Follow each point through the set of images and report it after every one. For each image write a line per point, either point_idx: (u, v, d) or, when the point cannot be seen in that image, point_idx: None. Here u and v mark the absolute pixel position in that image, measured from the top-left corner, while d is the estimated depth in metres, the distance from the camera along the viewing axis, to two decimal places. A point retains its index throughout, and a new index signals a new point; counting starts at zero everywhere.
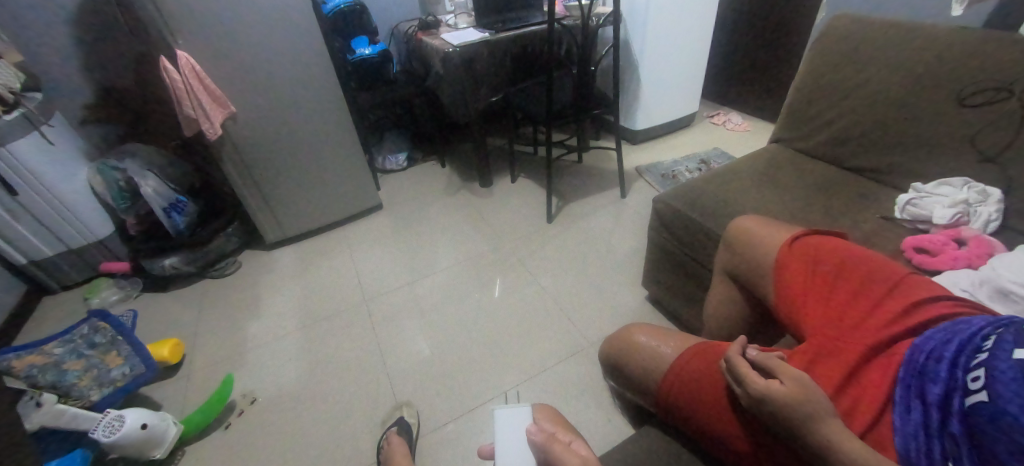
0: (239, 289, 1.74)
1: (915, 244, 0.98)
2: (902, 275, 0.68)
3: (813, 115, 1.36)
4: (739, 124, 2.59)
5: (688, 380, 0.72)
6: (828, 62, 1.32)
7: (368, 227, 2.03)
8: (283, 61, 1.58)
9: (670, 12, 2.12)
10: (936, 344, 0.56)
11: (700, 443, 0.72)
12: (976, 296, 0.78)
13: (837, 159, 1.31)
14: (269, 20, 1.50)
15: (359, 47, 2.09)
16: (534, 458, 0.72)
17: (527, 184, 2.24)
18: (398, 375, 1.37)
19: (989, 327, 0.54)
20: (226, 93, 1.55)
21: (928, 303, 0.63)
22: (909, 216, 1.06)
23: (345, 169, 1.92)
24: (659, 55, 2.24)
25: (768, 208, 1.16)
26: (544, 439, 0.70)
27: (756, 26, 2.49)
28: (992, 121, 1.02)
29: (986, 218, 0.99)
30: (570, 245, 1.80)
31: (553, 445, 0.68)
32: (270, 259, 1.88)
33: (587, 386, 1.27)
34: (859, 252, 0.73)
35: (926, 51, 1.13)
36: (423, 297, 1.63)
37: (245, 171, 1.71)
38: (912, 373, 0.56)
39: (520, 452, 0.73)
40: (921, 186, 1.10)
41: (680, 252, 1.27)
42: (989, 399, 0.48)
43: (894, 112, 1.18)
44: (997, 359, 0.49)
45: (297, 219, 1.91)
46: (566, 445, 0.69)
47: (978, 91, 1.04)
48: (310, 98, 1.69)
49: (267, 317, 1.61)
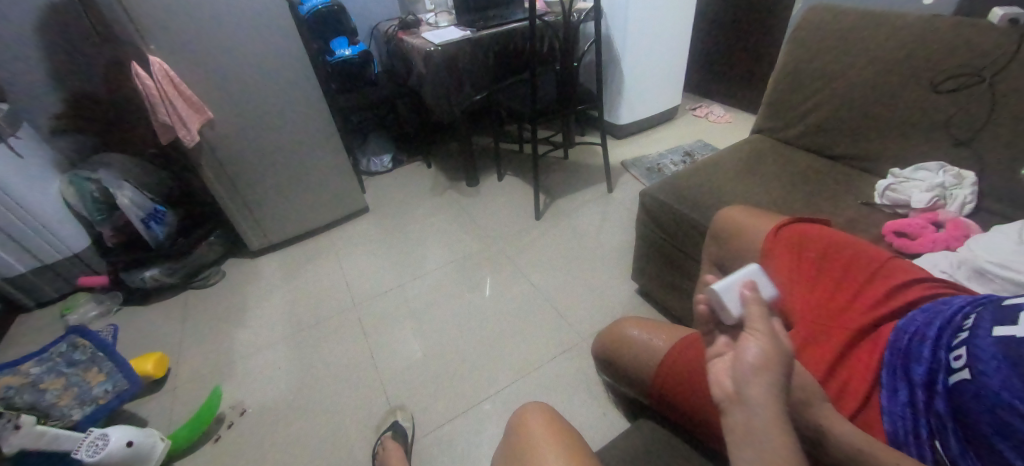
0: (224, 299, 1.71)
1: (894, 228, 1.00)
2: (885, 259, 0.69)
3: (792, 105, 1.38)
4: (721, 116, 2.62)
5: (680, 371, 0.72)
6: (806, 53, 1.33)
7: (355, 231, 2.00)
8: (261, 64, 1.55)
9: (649, 7, 2.14)
10: (918, 325, 0.57)
11: (695, 433, 0.72)
12: (955, 277, 0.81)
13: (818, 147, 1.33)
14: (245, 22, 1.47)
15: (339, 48, 2.08)
16: (729, 319, 0.56)
17: (514, 182, 2.24)
18: (390, 379, 1.36)
19: (969, 306, 0.56)
20: (202, 99, 1.51)
21: (910, 285, 0.64)
22: (888, 201, 1.08)
23: (330, 172, 1.89)
24: (640, 50, 2.26)
25: (752, 198, 1.17)
26: (741, 308, 0.54)
27: (734, 19, 2.53)
28: (964, 105, 1.05)
29: (961, 200, 1.01)
30: (559, 241, 1.81)
31: (748, 307, 0.54)
32: (255, 267, 1.85)
33: (580, 382, 1.28)
34: (842, 238, 0.74)
35: (900, 38, 1.15)
36: (414, 298, 1.62)
37: (225, 177, 1.67)
38: (896, 355, 0.57)
39: (734, 291, 0.56)
40: (899, 172, 1.12)
41: (668, 244, 1.28)
42: (971, 376, 0.48)
43: (871, 99, 1.20)
44: (978, 336, 0.50)
45: (280, 226, 1.88)
46: (767, 322, 0.52)
47: (950, 77, 1.07)
48: (290, 101, 1.67)
49: (255, 326, 1.58)
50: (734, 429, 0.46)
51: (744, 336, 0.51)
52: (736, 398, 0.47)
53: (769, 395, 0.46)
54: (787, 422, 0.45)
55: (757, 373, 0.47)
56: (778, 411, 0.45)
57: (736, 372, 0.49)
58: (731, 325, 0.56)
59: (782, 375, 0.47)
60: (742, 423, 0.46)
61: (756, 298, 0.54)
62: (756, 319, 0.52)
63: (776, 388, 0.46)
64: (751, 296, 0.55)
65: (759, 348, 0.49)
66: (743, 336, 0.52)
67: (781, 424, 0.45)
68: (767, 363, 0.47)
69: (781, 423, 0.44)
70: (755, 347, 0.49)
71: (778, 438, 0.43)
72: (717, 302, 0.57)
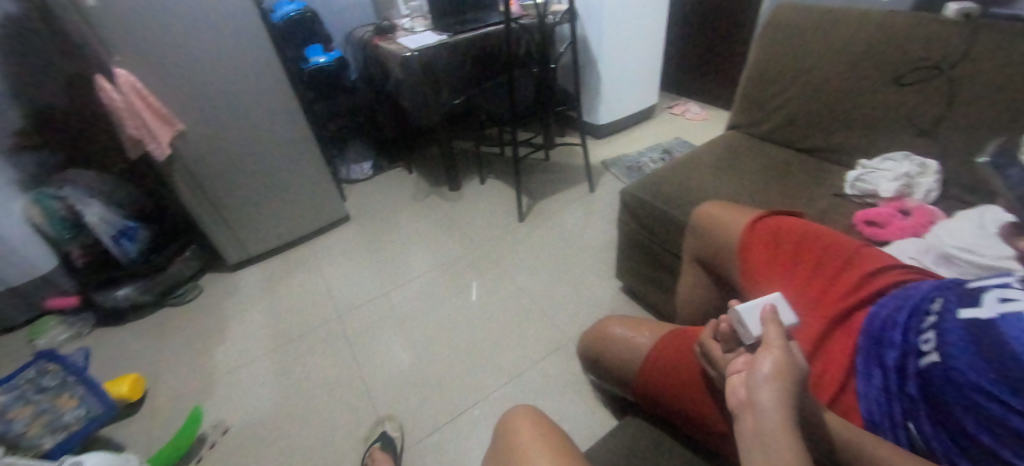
0: (203, 315, 1.67)
1: (865, 218, 1.04)
2: (855, 247, 0.71)
3: (764, 101, 1.41)
4: (698, 113, 2.67)
5: (664, 368, 0.73)
6: (775, 50, 1.36)
7: (338, 240, 1.98)
8: (233, 74, 1.52)
9: (623, 8, 2.17)
10: (889, 312, 0.59)
11: (682, 428, 0.72)
12: (923, 262, 0.84)
13: (790, 141, 1.36)
14: (215, 32, 1.44)
15: (314, 56, 2.05)
16: (749, 338, 0.57)
17: (496, 185, 2.24)
18: (377, 388, 1.34)
19: (935, 289, 0.58)
20: (172, 111, 1.47)
21: (880, 272, 0.66)
22: (859, 191, 1.12)
23: (309, 181, 1.86)
24: (616, 51, 2.28)
25: (728, 193, 1.19)
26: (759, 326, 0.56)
27: (706, 18, 2.58)
28: (924, 98, 1.09)
29: (926, 188, 1.05)
30: (543, 242, 1.81)
31: (767, 327, 0.55)
32: (234, 281, 1.81)
33: (568, 382, 1.28)
34: (815, 229, 0.76)
35: (862, 33, 1.19)
36: (400, 305, 1.61)
37: (200, 190, 1.63)
38: (870, 340, 0.59)
39: (756, 313, 0.58)
40: (867, 162, 1.16)
41: (649, 241, 1.29)
42: (940, 359, 0.50)
43: (837, 94, 1.24)
44: (946, 320, 0.52)
45: (259, 238, 1.84)
46: (785, 340, 0.53)
47: (911, 71, 1.11)
48: (266, 111, 1.64)
49: (236, 341, 1.55)
50: (747, 433, 0.48)
51: (760, 350, 0.53)
52: (749, 404, 0.50)
53: (779, 400, 0.47)
54: (798, 431, 0.46)
55: (769, 382, 0.49)
56: (789, 418, 0.46)
57: (750, 381, 0.51)
58: (751, 344, 0.57)
59: (794, 386, 0.49)
60: (753, 428, 0.48)
61: (775, 317, 0.55)
62: (774, 335, 0.53)
63: (788, 397, 0.48)
64: (772, 316, 0.56)
65: (773, 360, 0.50)
66: (760, 351, 0.53)
67: (791, 430, 0.46)
68: (779, 374, 0.49)
69: (791, 430, 0.46)
70: (769, 360, 0.50)
71: (785, 441, 0.45)
72: (737, 321, 0.58)
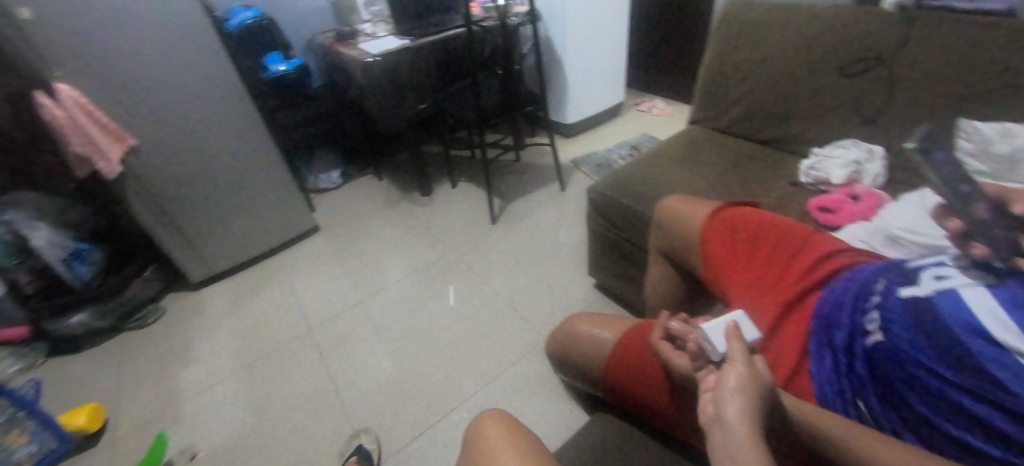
0: (166, 337, 1.60)
1: (818, 204, 1.08)
2: (808, 234, 0.74)
3: (722, 95, 1.45)
4: (664, 109, 2.72)
5: (628, 366, 0.74)
6: (730, 45, 1.40)
7: (307, 251, 1.93)
8: (186, 86, 1.46)
9: (585, 8, 2.19)
10: (837, 294, 0.62)
11: (651, 421, 0.74)
12: (872, 245, 0.88)
13: (748, 133, 1.41)
14: (164, 43, 1.38)
15: (273, 64, 1.99)
16: (715, 355, 0.56)
17: (467, 188, 2.23)
18: (352, 401, 1.31)
19: (879, 271, 0.61)
20: (121, 126, 1.41)
21: (830, 256, 0.69)
22: (812, 179, 1.16)
23: (273, 193, 1.81)
24: (580, 50, 2.31)
25: (691, 186, 1.22)
26: (724, 342, 0.55)
27: (667, 15, 2.63)
28: (867, 88, 1.14)
29: (873, 174, 1.10)
30: (516, 243, 1.82)
31: (730, 343, 0.54)
32: (199, 299, 1.74)
33: (545, 381, 1.29)
34: (769, 218, 0.78)
35: (807, 27, 1.23)
36: (375, 314, 1.58)
37: (157, 208, 1.56)
38: (821, 323, 0.61)
39: (720, 331, 0.57)
40: (819, 151, 1.21)
41: (618, 237, 1.31)
42: (883, 338, 0.54)
43: (788, 86, 1.28)
44: (888, 301, 0.56)
45: (223, 254, 1.78)
46: (749, 355, 0.53)
47: (854, 62, 1.16)
48: (224, 123, 1.58)
49: (202, 362, 1.49)
50: (715, 449, 0.47)
51: (725, 366, 0.53)
52: (716, 418, 0.49)
53: (744, 414, 0.47)
54: (765, 442, 0.45)
55: (734, 397, 0.49)
56: (755, 431, 0.46)
57: (716, 396, 0.51)
58: (718, 361, 0.56)
59: (758, 398, 0.48)
60: (721, 442, 0.47)
61: (739, 332, 0.55)
62: (737, 350, 0.53)
63: (752, 408, 0.48)
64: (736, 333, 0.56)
65: (737, 376, 0.50)
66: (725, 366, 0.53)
67: (759, 442, 0.45)
68: (744, 388, 0.49)
69: (757, 442, 0.45)
70: (734, 376, 0.50)
71: (754, 455, 0.44)
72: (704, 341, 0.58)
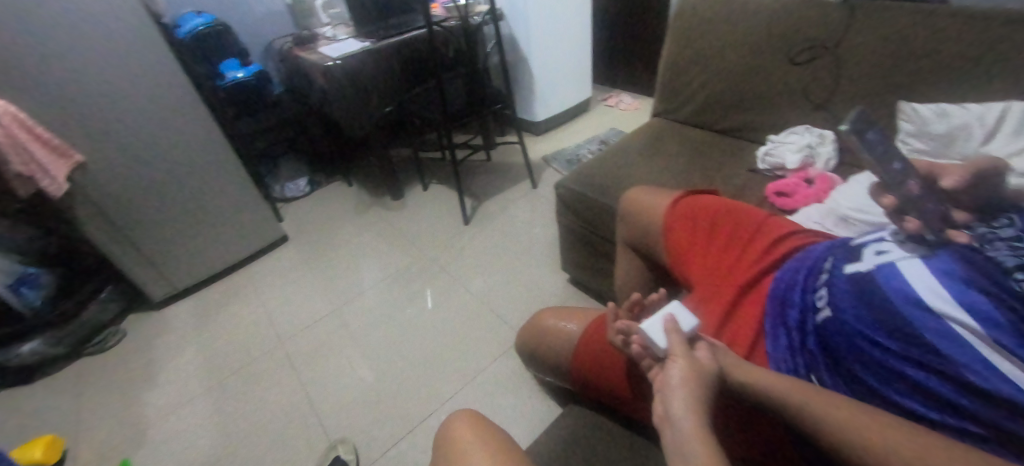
0: (127, 361, 1.52)
1: (775, 189, 1.12)
2: (763, 217, 0.78)
3: (681, 87, 1.48)
4: (630, 104, 2.76)
5: (592, 359, 0.76)
6: (686, 37, 1.43)
7: (276, 262, 1.88)
8: (135, 97, 1.39)
9: (547, 6, 2.20)
10: (790, 274, 0.66)
11: (617, 409, 0.76)
12: (825, 226, 0.91)
13: (707, 124, 1.44)
14: (107, 53, 1.31)
15: (230, 71, 1.92)
16: (659, 350, 0.59)
17: (439, 190, 2.21)
18: (328, 413, 1.28)
19: (827, 250, 0.65)
20: (67, 142, 1.32)
21: (783, 239, 0.73)
22: (769, 165, 1.20)
23: (237, 205, 1.75)
24: (544, 48, 2.32)
25: (656, 178, 1.24)
26: (665, 336, 0.58)
27: (628, 11, 2.67)
28: (814, 76, 1.19)
29: (825, 157, 1.15)
30: (490, 242, 1.81)
31: (669, 338, 0.57)
32: (162, 319, 1.67)
33: (523, 378, 1.29)
34: (727, 204, 0.81)
35: (759, 19, 1.27)
36: (351, 323, 1.55)
37: (111, 226, 1.48)
38: (775, 303, 0.64)
39: (658, 325, 0.60)
40: (774, 137, 1.25)
41: (587, 232, 1.32)
42: (831, 314, 0.57)
43: (743, 76, 1.32)
44: (834, 278, 0.60)
45: (185, 270, 1.71)
46: (688, 348, 0.56)
47: (802, 50, 1.20)
48: (179, 134, 1.51)
49: (168, 384, 1.43)
50: (667, 447, 0.50)
51: (668, 362, 0.56)
52: (665, 418, 0.52)
53: (689, 409, 0.50)
54: (711, 433, 0.48)
55: (677, 393, 0.52)
56: (700, 423, 0.49)
57: (663, 393, 0.54)
58: (660, 356, 0.59)
59: (700, 391, 0.52)
60: (671, 438, 0.50)
61: (676, 326, 0.58)
62: (676, 346, 0.56)
63: (696, 402, 0.51)
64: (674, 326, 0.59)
65: (678, 371, 0.53)
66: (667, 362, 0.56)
67: (704, 434, 0.48)
68: (686, 384, 0.52)
69: (704, 432, 0.48)
70: (676, 371, 0.53)
71: (701, 449, 0.47)
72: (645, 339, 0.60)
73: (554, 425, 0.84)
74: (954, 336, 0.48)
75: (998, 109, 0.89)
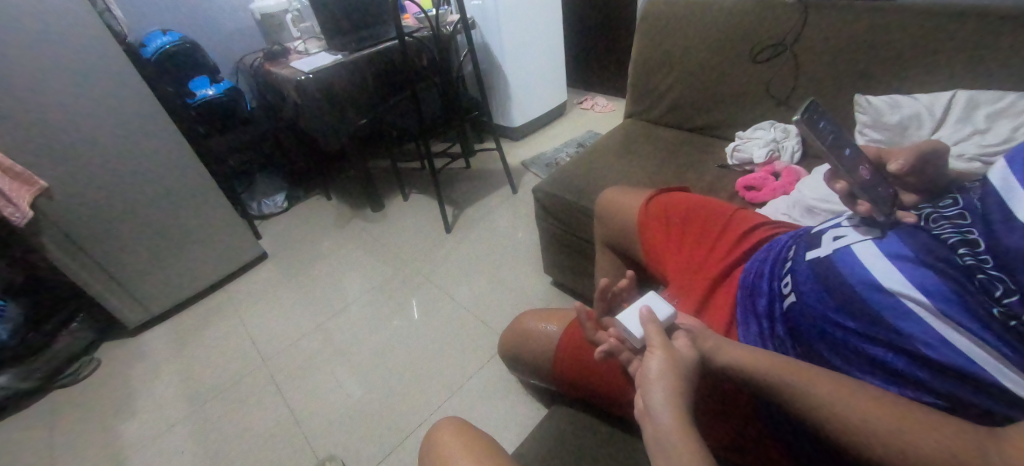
0: (102, 391, 1.47)
1: (745, 184, 1.16)
2: (732, 211, 0.81)
3: (651, 88, 1.51)
4: (606, 106, 2.81)
5: (574, 357, 0.77)
6: (654, 40, 1.46)
7: (256, 281, 1.84)
8: (101, 120, 1.36)
9: (518, 14, 2.23)
10: (758, 265, 0.70)
11: (600, 405, 0.78)
12: (793, 216, 0.95)
13: (678, 123, 1.48)
14: (69, 76, 1.27)
15: (200, 88, 1.88)
16: (635, 341, 0.60)
17: (419, 200, 2.21)
18: (315, 432, 1.26)
19: (791, 240, 0.70)
20: (31, 169, 1.27)
21: (751, 231, 0.77)
22: (738, 161, 1.24)
23: (212, 225, 1.71)
24: (517, 55, 2.34)
25: (631, 178, 1.27)
26: (641, 328, 0.59)
27: (599, 16, 2.71)
28: (777, 73, 1.24)
29: (790, 151, 1.20)
30: (472, 249, 1.82)
31: (646, 329, 0.58)
32: (137, 346, 1.62)
33: (512, 382, 1.30)
34: (698, 198, 0.84)
35: (722, 19, 1.30)
36: (336, 338, 1.53)
37: (80, 253, 1.44)
38: (746, 293, 0.69)
39: (634, 316, 0.61)
40: (742, 133, 1.30)
41: (567, 234, 1.34)
42: (796, 299, 0.61)
43: (710, 75, 1.36)
44: (797, 266, 0.64)
45: (160, 294, 1.66)
46: (665, 338, 0.57)
47: (764, 49, 1.24)
48: (148, 156, 1.48)
49: (146, 413, 1.39)
50: (649, 440, 0.51)
51: (646, 353, 0.56)
52: (645, 411, 0.53)
53: (668, 401, 0.51)
54: (690, 423, 0.50)
55: (656, 385, 0.53)
56: (678, 414, 0.50)
57: (642, 385, 0.54)
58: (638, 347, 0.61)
59: (679, 381, 0.53)
60: (652, 431, 0.51)
61: (652, 317, 0.59)
62: (653, 337, 0.57)
63: (674, 393, 0.52)
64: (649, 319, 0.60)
65: (656, 362, 0.54)
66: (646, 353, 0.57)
67: (683, 425, 0.49)
68: (664, 375, 0.53)
69: (682, 424, 0.49)
70: (654, 363, 0.54)
71: (682, 440, 0.48)
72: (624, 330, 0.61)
73: (543, 426, 0.85)
74: (910, 314, 0.52)
75: (946, 97, 0.97)
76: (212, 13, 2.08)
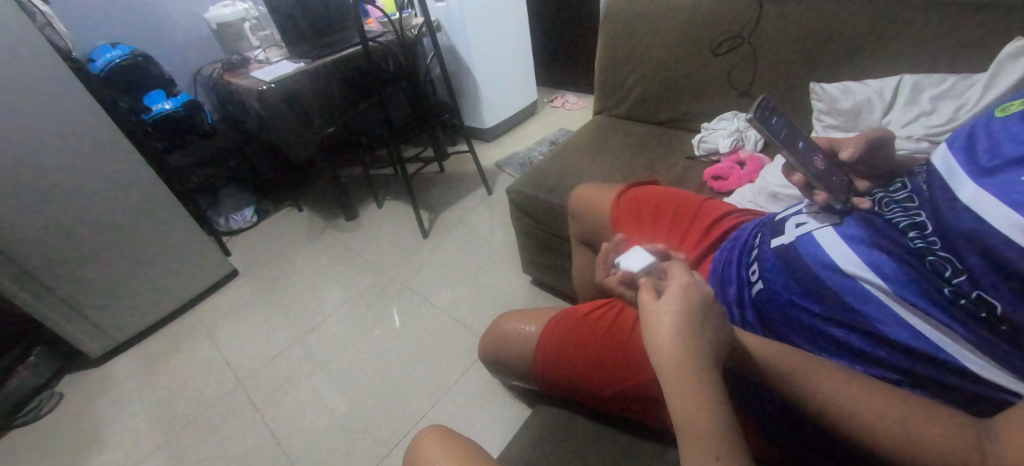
0: (66, 427, 1.40)
1: (712, 174, 1.20)
2: (700, 202, 0.84)
3: (618, 84, 1.53)
4: (576, 103, 2.84)
5: (554, 355, 0.77)
6: (617, 36, 1.48)
7: (228, 299, 1.78)
8: (46, 142, 1.28)
9: (483, 16, 2.22)
10: (727, 253, 0.73)
11: (580, 401, 0.79)
12: (759, 203, 0.98)
13: (646, 117, 1.50)
14: (8, 97, 1.20)
15: (156, 103, 1.81)
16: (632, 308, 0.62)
17: (394, 206, 2.18)
18: (298, 451, 1.23)
19: (757, 227, 0.73)
20: None
21: (720, 221, 0.80)
22: (704, 151, 1.27)
23: (177, 245, 1.65)
24: (485, 57, 2.34)
25: (603, 173, 1.28)
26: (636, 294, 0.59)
27: (564, 15, 2.74)
28: (736, 65, 1.27)
29: (753, 139, 1.24)
30: (451, 253, 1.80)
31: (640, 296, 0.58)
32: (103, 375, 1.54)
33: (498, 384, 1.29)
34: (667, 191, 0.86)
35: (682, 13, 1.33)
36: (317, 353, 1.49)
37: (33, 284, 1.36)
38: (716, 281, 0.72)
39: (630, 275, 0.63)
40: (708, 125, 1.34)
41: (542, 232, 1.34)
42: (763, 286, 0.64)
43: (674, 69, 1.39)
44: (763, 253, 0.67)
45: (125, 320, 1.59)
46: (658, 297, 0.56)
47: (723, 42, 1.28)
48: (102, 176, 1.41)
49: (116, 446, 1.32)
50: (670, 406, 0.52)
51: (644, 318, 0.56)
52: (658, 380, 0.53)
53: (672, 365, 0.51)
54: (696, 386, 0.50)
55: (659, 350, 0.52)
56: (682, 377, 0.50)
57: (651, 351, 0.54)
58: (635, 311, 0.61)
59: (679, 340, 0.51)
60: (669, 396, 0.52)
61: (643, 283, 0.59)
62: (645, 303, 0.56)
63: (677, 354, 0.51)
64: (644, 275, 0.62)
65: (654, 327, 0.53)
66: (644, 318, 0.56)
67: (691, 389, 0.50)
68: (661, 339, 0.52)
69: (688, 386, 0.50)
70: (652, 328, 0.53)
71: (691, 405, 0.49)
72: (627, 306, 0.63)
73: (529, 425, 0.85)
74: (868, 298, 0.54)
75: (894, 82, 1.01)
76: (165, 24, 2.00)
